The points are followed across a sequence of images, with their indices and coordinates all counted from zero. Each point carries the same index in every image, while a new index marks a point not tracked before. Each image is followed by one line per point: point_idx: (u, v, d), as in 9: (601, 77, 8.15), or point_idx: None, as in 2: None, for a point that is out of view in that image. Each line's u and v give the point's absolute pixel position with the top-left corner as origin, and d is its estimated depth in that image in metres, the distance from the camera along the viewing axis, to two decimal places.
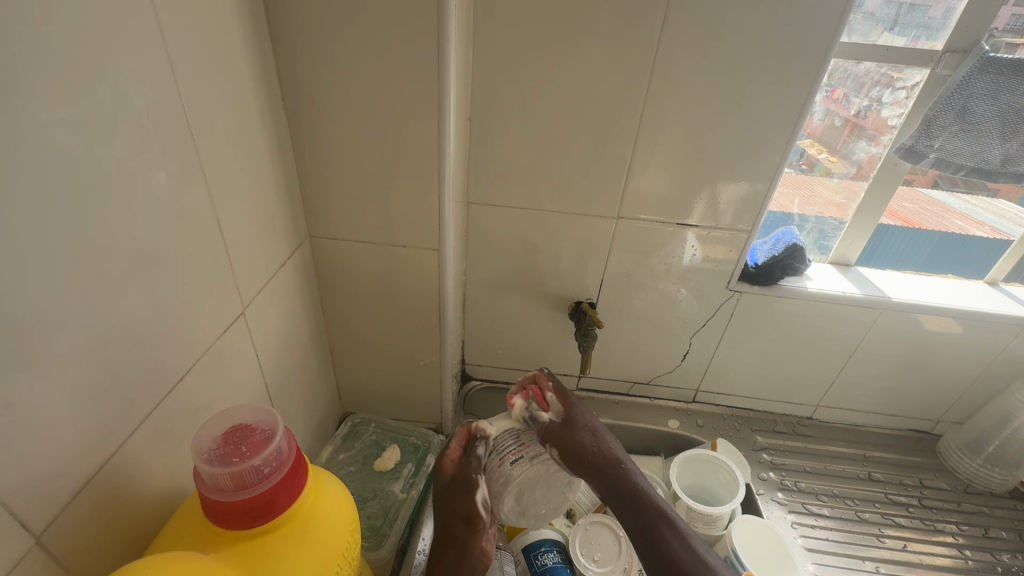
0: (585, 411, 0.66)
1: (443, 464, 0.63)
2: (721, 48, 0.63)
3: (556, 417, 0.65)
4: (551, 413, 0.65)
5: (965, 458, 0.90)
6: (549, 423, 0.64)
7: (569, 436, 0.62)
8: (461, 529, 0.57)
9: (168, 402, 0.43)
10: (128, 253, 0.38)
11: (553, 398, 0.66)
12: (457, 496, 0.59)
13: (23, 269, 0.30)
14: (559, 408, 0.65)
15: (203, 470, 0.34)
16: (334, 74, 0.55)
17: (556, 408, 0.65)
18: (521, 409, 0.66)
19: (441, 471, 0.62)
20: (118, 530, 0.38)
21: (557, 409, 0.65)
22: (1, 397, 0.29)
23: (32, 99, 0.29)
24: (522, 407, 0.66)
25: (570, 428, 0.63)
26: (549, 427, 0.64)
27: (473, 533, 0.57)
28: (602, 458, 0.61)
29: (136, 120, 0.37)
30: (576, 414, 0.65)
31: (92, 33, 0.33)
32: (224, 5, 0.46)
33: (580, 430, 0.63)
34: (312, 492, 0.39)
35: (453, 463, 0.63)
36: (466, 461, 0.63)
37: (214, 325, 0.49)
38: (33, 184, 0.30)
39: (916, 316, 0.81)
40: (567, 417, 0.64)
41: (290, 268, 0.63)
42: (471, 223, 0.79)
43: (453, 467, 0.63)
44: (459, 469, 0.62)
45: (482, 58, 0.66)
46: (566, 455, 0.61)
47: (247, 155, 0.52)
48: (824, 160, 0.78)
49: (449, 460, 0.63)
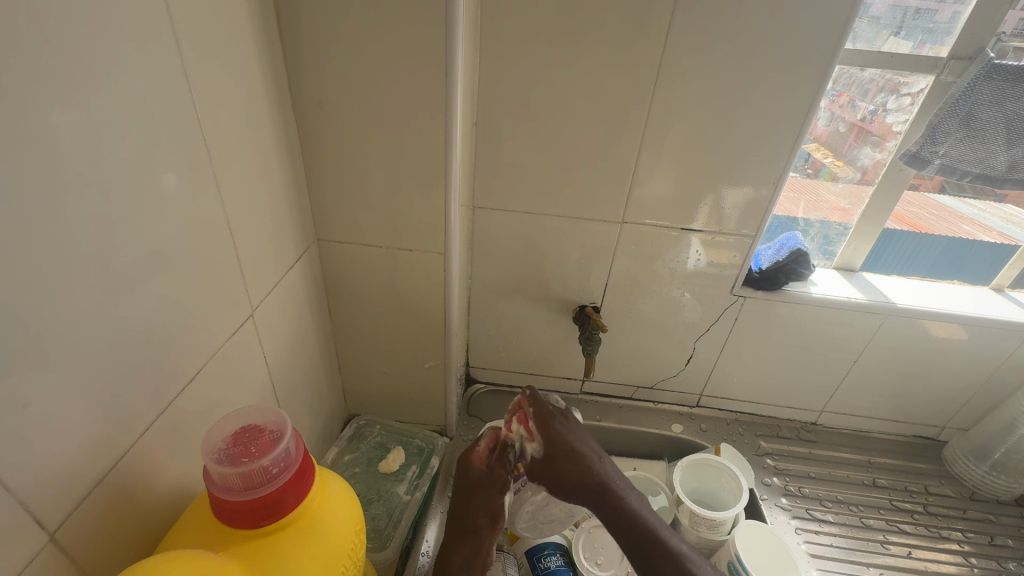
0: (570, 433, 0.58)
1: (473, 460, 0.62)
2: (725, 55, 0.64)
3: (539, 450, 0.57)
4: (534, 445, 0.58)
5: (971, 465, 0.89)
6: (533, 459, 0.58)
7: (555, 472, 0.56)
8: (484, 524, 0.59)
9: (178, 403, 0.44)
10: (141, 256, 0.39)
11: (535, 428, 0.58)
12: (484, 496, 0.60)
13: (38, 271, 0.31)
14: (540, 440, 0.57)
15: (213, 470, 0.35)
16: (343, 79, 0.55)
17: (537, 439, 0.58)
18: (511, 438, 0.60)
19: (470, 465, 0.62)
20: (129, 528, 0.39)
21: (539, 443, 0.57)
22: (19, 396, 0.30)
23: (50, 106, 0.30)
24: (515, 434, 0.60)
25: (552, 463, 0.56)
26: (534, 463, 0.58)
27: (495, 529, 0.59)
28: (591, 490, 0.55)
29: (148, 125, 0.38)
30: (558, 441, 0.57)
31: (107, 41, 0.34)
32: (236, 14, 0.47)
33: (564, 462, 0.56)
34: (319, 493, 0.39)
35: (483, 460, 0.62)
36: (494, 462, 0.61)
37: (223, 327, 0.49)
38: (49, 189, 0.31)
39: (921, 322, 0.81)
40: (550, 450, 0.57)
41: (298, 271, 0.64)
42: (477, 227, 0.80)
43: (482, 464, 0.62)
44: (490, 466, 0.61)
45: (489, 64, 0.66)
46: (554, 490, 0.57)
47: (257, 160, 0.53)
48: (830, 165, 0.78)
49: (477, 457, 0.62)
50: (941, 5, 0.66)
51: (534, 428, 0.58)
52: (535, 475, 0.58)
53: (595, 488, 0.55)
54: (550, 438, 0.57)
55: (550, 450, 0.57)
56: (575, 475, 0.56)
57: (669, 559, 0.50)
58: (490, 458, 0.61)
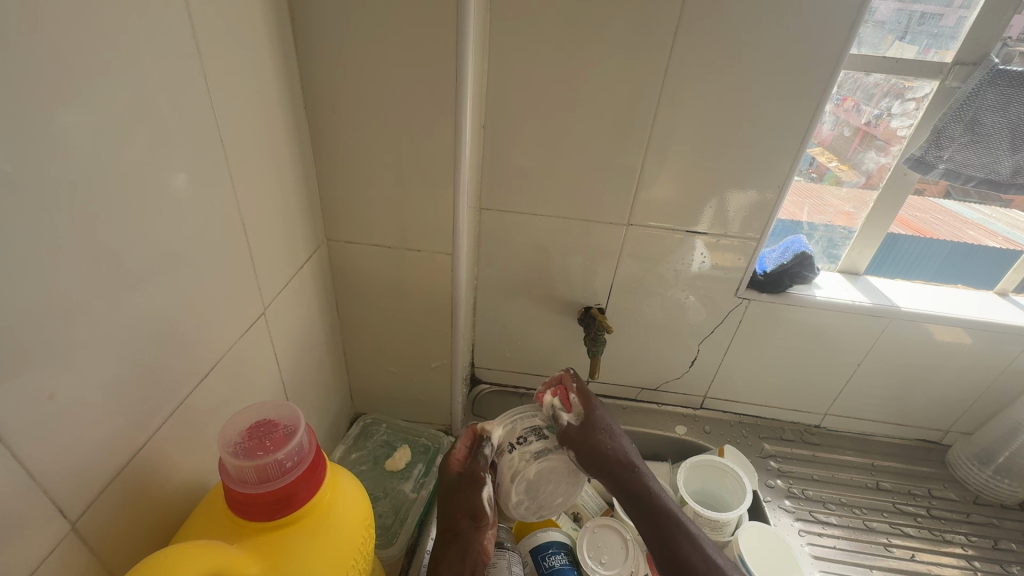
0: (602, 411, 0.65)
1: (450, 464, 0.61)
2: (730, 60, 0.64)
3: (576, 419, 0.63)
4: (571, 414, 0.63)
5: (975, 469, 0.89)
6: (568, 425, 0.62)
7: (586, 442, 0.61)
8: (467, 524, 0.57)
9: (192, 398, 0.45)
10: (157, 254, 0.39)
11: (574, 400, 0.64)
12: (464, 494, 0.58)
13: (57, 268, 0.31)
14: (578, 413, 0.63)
15: (229, 462, 0.35)
16: (353, 82, 0.56)
17: (576, 410, 0.64)
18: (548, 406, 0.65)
19: (446, 471, 0.61)
20: (145, 520, 0.40)
21: (579, 412, 0.63)
22: (42, 388, 0.31)
23: (71, 107, 0.31)
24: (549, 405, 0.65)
25: (589, 435, 0.62)
26: (568, 429, 0.62)
27: (479, 529, 0.57)
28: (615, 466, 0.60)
29: (163, 126, 0.39)
30: (594, 417, 0.64)
31: (124, 44, 0.35)
32: (250, 18, 0.48)
33: (597, 432, 0.62)
34: (330, 488, 0.40)
35: (460, 462, 0.61)
36: (472, 461, 0.61)
37: (235, 324, 0.50)
38: (69, 187, 0.32)
39: (925, 326, 0.81)
40: (586, 420, 0.63)
41: (308, 270, 0.65)
42: (483, 229, 0.80)
43: (459, 465, 0.61)
44: (466, 467, 0.61)
45: (496, 68, 0.67)
46: (583, 458, 0.60)
47: (269, 161, 0.54)
48: (835, 169, 0.79)
49: (454, 459, 0.61)
50: (947, 10, 0.67)
51: (574, 402, 0.65)
52: (564, 442, 0.61)
53: (624, 462, 0.61)
54: (588, 411, 0.64)
55: (587, 420, 0.63)
56: (607, 448, 0.61)
57: (690, 534, 0.56)
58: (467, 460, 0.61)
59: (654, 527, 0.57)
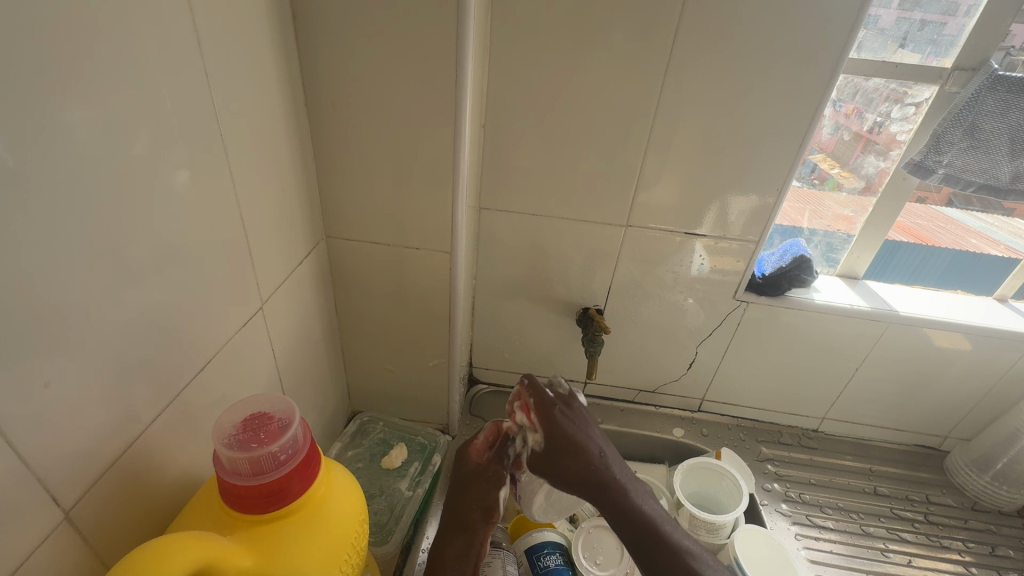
0: (574, 427, 0.54)
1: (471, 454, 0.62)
2: (730, 63, 0.65)
3: (539, 439, 0.54)
4: (537, 436, 0.54)
5: (973, 475, 0.89)
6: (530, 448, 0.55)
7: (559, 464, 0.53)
8: (479, 517, 0.59)
9: (188, 391, 0.45)
10: (155, 245, 0.40)
11: (536, 419, 0.55)
12: (476, 488, 0.60)
13: (56, 258, 0.32)
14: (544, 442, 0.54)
15: (223, 454, 0.35)
16: (355, 81, 0.57)
17: (540, 430, 0.54)
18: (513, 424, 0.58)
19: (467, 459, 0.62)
20: (138, 510, 0.40)
21: (542, 433, 0.54)
22: (40, 376, 0.31)
23: (74, 98, 0.32)
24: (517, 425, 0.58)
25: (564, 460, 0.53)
26: (531, 452, 0.55)
27: (489, 523, 0.59)
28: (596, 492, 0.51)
29: (165, 119, 0.39)
30: (562, 436, 0.53)
31: (128, 38, 0.35)
32: (254, 14, 0.48)
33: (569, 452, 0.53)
34: (324, 482, 0.40)
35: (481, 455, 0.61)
36: (488, 458, 0.61)
37: (233, 319, 0.50)
38: (69, 179, 0.32)
39: (924, 331, 0.81)
40: (552, 440, 0.53)
41: (307, 266, 0.65)
42: (483, 228, 0.81)
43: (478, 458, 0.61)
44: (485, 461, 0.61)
45: (498, 69, 0.68)
46: (552, 481, 0.53)
47: (270, 157, 0.54)
48: (836, 176, 0.79)
49: (476, 451, 0.62)
50: (949, 17, 0.67)
51: (534, 418, 0.55)
52: (531, 465, 0.55)
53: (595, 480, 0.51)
54: (552, 429, 0.54)
55: (551, 439, 0.53)
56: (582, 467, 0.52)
57: (675, 557, 0.47)
58: (489, 453, 0.61)
59: (635, 549, 0.49)
